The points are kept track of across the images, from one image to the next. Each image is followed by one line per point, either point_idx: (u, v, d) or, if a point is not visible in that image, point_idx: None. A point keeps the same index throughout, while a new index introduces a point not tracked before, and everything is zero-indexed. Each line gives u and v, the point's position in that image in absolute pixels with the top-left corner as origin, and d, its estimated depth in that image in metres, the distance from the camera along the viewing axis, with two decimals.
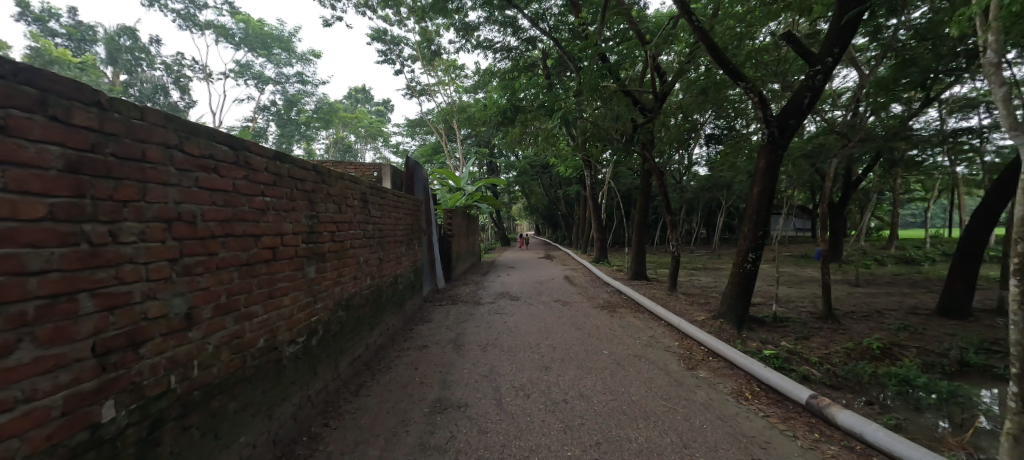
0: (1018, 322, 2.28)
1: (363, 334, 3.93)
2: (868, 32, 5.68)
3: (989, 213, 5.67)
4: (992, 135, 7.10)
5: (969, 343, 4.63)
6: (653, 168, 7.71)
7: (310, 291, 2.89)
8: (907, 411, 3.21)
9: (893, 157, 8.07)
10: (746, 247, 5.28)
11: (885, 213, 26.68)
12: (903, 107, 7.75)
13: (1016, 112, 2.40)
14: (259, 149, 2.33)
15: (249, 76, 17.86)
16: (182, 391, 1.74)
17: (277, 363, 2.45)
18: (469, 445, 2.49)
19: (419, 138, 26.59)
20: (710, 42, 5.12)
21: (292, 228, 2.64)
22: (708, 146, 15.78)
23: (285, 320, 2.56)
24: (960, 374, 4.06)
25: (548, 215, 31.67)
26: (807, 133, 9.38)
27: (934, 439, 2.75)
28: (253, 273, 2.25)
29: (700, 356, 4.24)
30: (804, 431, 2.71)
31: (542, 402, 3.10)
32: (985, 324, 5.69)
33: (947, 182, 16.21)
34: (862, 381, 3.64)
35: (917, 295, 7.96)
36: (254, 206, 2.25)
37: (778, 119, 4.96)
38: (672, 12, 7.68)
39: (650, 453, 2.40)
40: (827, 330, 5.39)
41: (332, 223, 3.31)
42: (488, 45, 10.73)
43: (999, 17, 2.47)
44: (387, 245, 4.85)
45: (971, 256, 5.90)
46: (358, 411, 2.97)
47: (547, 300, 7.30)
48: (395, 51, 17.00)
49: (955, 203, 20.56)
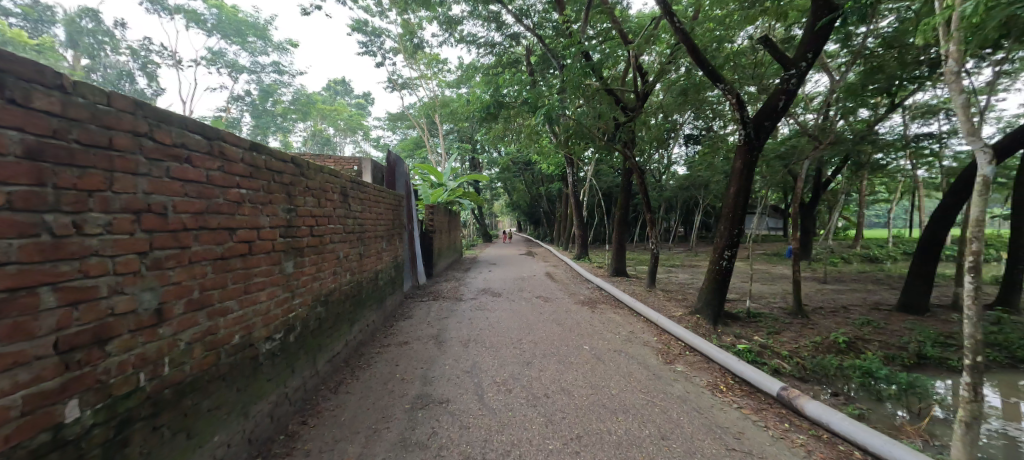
0: (971, 317, 2.44)
1: (342, 330, 3.86)
2: (839, 39, 5.91)
3: (947, 214, 5.98)
4: (950, 140, 7.53)
5: (927, 337, 4.91)
6: (634, 167, 7.83)
7: (287, 287, 2.81)
8: (869, 401, 3.40)
9: (861, 160, 8.42)
10: (722, 245, 5.44)
11: (852, 213, 27.77)
12: (871, 112, 8.08)
13: (974, 119, 2.54)
14: (234, 138, 2.24)
15: (221, 64, 17.13)
16: (152, 390, 1.67)
17: (254, 360, 2.39)
18: (451, 441, 2.48)
19: (401, 132, 26.18)
20: (691, 44, 5.20)
21: (268, 222, 2.57)
22: (687, 146, 16.13)
23: (262, 316, 2.48)
24: (918, 366, 4.30)
25: (531, 213, 31.78)
26: (780, 136, 9.70)
27: (893, 427, 2.91)
28: (228, 268, 2.18)
29: (677, 350, 4.35)
30: (775, 421, 2.81)
31: (523, 397, 3.12)
32: (941, 319, 6.03)
33: (908, 185, 16.96)
34: (828, 373, 3.81)
35: (881, 292, 8.36)
36: (229, 199, 2.17)
37: (754, 120, 5.10)
38: (654, 12, 7.80)
39: (629, 444, 2.46)
40: (797, 325, 5.62)
41: (311, 217, 3.24)
42: (472, 39, 10.63)
43: (960, 28, 2.62)
44: (366, 240, 4.76)
45: (929, 256, 6.22)
46: (337, 408, 2.92)
47: (529, 296, 7.35)
48: (376, 43, 16.69)
49: (916, 206, 21.54)
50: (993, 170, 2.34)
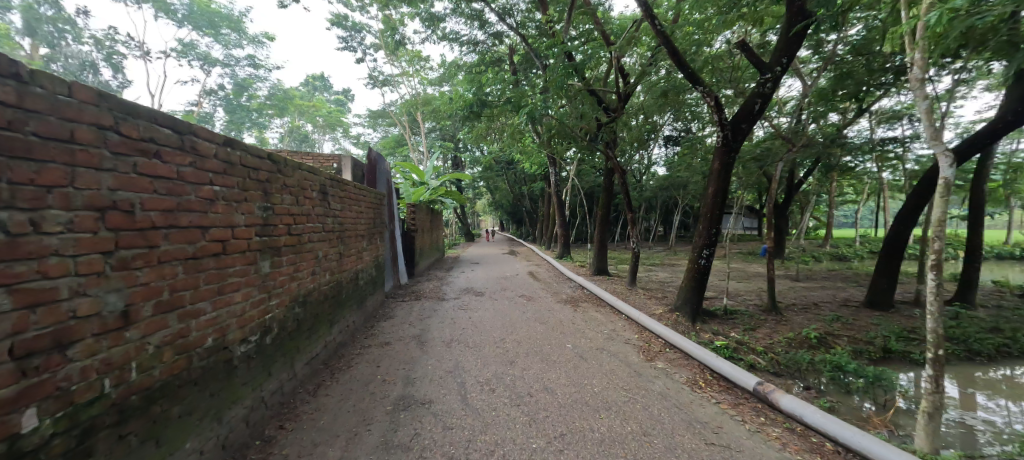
0: (934, 312, 2.56)
1: (321, 332, 3.77)
2: (811, 45, 6.13)
3: (910, 214, 6.28)
4: (913, 144, 7.91)
5: (891, 332, 5.14)
6: (615, 167, 7.92)
7: (263, 287, 2.72)
8: (839, 394, 3.54)
9: (830, 162, 8.76)
10: (701, 244, 5.56)
11: (822, 213, 28.90)
12: (840, 116, 8.40)
13: (936, 125, 2.67)
14: (207, 133, 2.16)
15: (192, 56, 16.47)
16: (118, 397, 1.60)
17: (227, 363, 2.30)
18: (434, 442, 2.46)
19: (381, 130, 25.74)
20: (672, 47, 5.29)
21: (244, 221, 2.48)
22: (666, 147, 16.46)
23: (236, 318, 2.40)
24: (884, 360, 4.51)
25: (513, 212, 31.82)
26: (755, 139, 9.99)
27: (862, 419, 3.04)
28: (201, 268, 2.10)
29: (657, 347, 4.43)
30: (751, 415, 2.90)
31: (506, 396, 3.11)
32: (904, 315, 6.34)
33: (874, 187, 17.76)
34: (801, 368, 3.95)
35: (849, 289, 8.72)
36: (202, 196, 2.09)
37: (731, 123, 5.23)
38: (635, 15, 7.92)
39: (612, 441, 2.49)
40: (771, 322, 5.81)
41: (289, 216, 3.16)
42: (455, 37, 10.55)
43: (924, 37, 2.74)
44: (346, 240, 4.66)
45: (893, 255, 6.51)
46: (316, 412, 2.84)
47: (512, 295, 7.35)
48: (357, 38, 16.38)
49: (881, 206, 22.59)
50: (954, 173, 2.46)
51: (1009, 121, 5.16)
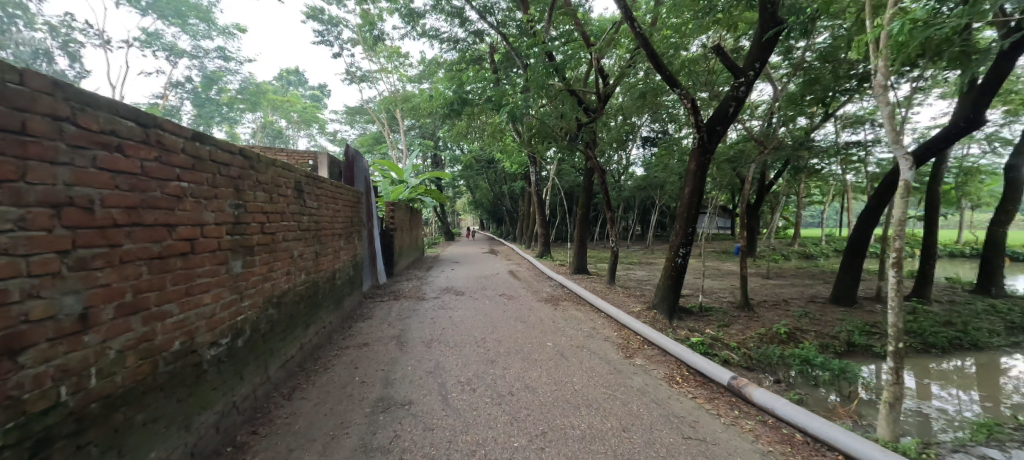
0: (895, 308, 2.70)
1: (296, 333, 3.67)
2: (781, 52, 6.38)
3: (872, 214, 6.61)
4: (874, 148, 8.33)
5: (855, 327, 5.41)
6: (595, 167, 8.01)
7: (235, 288, 2.62)
8: (807, 387, 3.71)
9: (799, 165, 9.13)
10: (678, 243, 5.68)
11: (791, 214, 30.11)
12: (809, 120, 8.75)
13: (898, 129, 2.81)
14: (173, 127, 2.07)
15: (157, 47, 15.70)
16: (76, 405, 1.51)
17: (196, 368, 2.20)
18: (413, 444, 2.42)
19: (359, 127, 25.23)
20: (650, 49, 5.38)
21: (214, 218, 2.38)
22: (645, 148, 16.79)
23: (206, 320, 2.30)
24: (848, 354, 4.74)
25: (494, 212, 31.79)
26: (729, 140, 10.31)
27: (828, 410, 3.19)
28: (167, 268, 2.00)
29: (636, 344, 4.51)
30: (726, 409, 2.99)
31: (487, 395, 3.10)
32: (866, 310, 6.68)
33: (839, 188, 18.67)
34: (771, 362, 4.11)
35: (816, 286, 9.11)
36: (168, 192, 2.00)
37: (707, 125, 5.37)
38: (614, 17, 8.04)
39: (592, 437, 2.52)
40: (744, 318, 6.01)
41: (263, 214, 3.05)
42: (435, 34, 10.44)
43: (888, 45, 2.87)
44: (323, 238, 4.55)
45: (857, 253, 6.84)
46: (291, 416, 2.76)
47: (492, 294, 7.34)
48: (333, 32, 16.00)
49: (845, 207, 23.73)
50: (914, 175, 2.60)
51: (961, 127, 5.51)
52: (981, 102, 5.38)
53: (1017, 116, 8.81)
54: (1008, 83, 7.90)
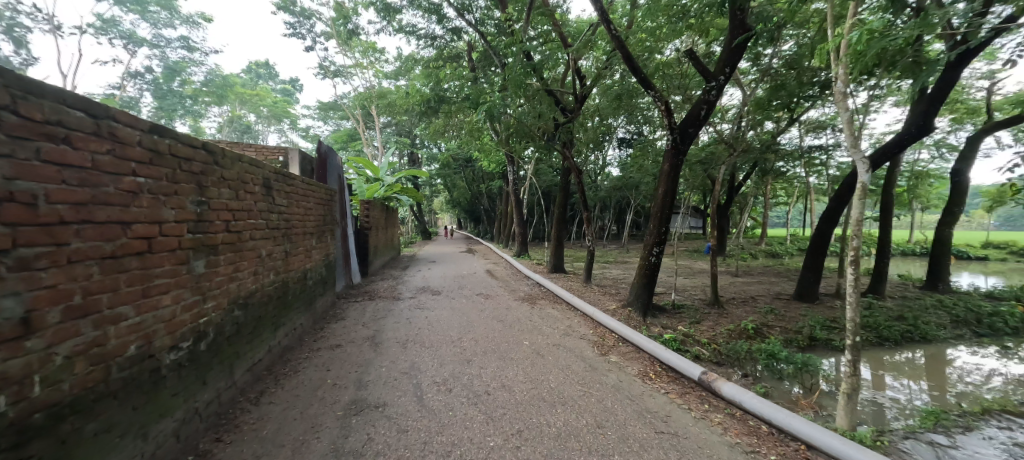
0: (853, 303, 2.84)
1: (264, 335, 3.53)
2: (750, 58, 6.63)
3: (832, 215, 6.95)
4: (834, 152, 8.77)
5: (817, 322, 5.68)
6: (573, 167, 8.09)
7: (197, 289, 2.50)
8: (772, 380, 3.87)
9: (766, 167, 9.50)
10: (652, 242, 5.80)
11: (759, 214, 31.36)
12: (775, 125, 9.11)
13: (856, 134, 2.95)
14: (129, 118, 1.95)
15: (114, 34, 14.80)
16: (17, 416, 1.40)
17: (154, 373, 2.09)
18: (387, 446, 2.38)
19: (333, 123, 24.59)
20: (626, 51, 5.46)
21: (174, 216, 2.26)
22: (621, 149, 17.10)
23: (165, 323, 2.18)
24: (810, 347, 4.98)
25: (472, 211, 31.67)
26: (701, 142, 10.62)
27: (792, 402, 3.33)
28: (122, 268, 1.89)
29: (611, 341, 4.59)
30: (696, 403, 3.07)
31: (464, 395, 3.08)
32: (826, 306, 7.03)
33: (802, 190, 19.60)
34: (740, 357, 4.26)
35: (781, 283, 9.52)
36: (123, 188, 1.88)
37: (680, 127, 5.51)
38: (592, 19, 8.15)
39: (568, 434, 2.54)
40: (714, 315, 6.21)
41: (228, 211, 2.92)
42: (412, 30, 10.29)
43: (848, 54, 3.02)
44: (293, 237, 4.39)
45: (819, 252, 7.17)
46: (258, 421, 2.65)
47: (470, 293, 7.30)
48: (306, 25, 15.53)
49: (807, 208, 24.93)
50: (871, 178, 2.75)
51: (913, 133, 5.86)
52: (931, 110, 5.74)
53: (962, 124, 9.46)
54: (955, 93, 8.46)
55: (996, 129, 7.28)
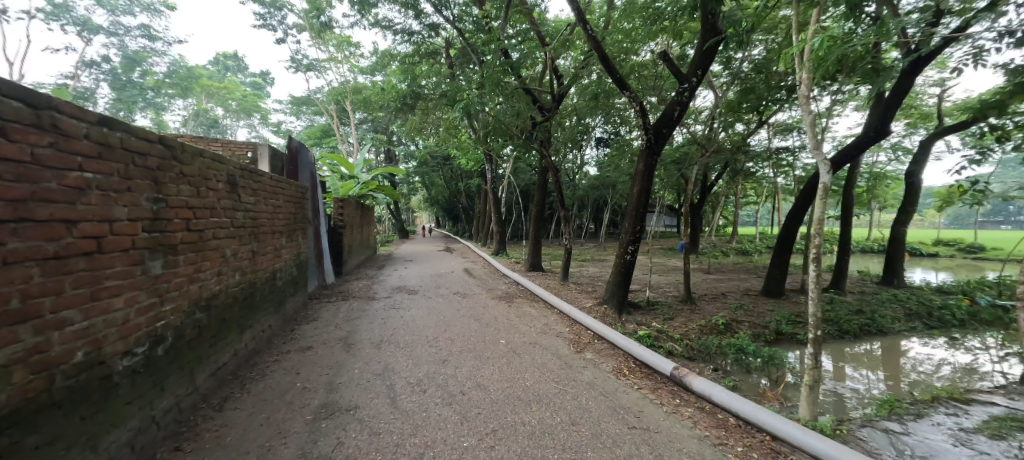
0: (816, 298, 2.95)
1: (229, 339, 3.38)
2: (722, 61, 6.82)
3: (797, 214, 7.24)
4: (800, 153, 9.14)
5: (783, 317, 5.90)
6: (550, 166, 8.12)
7: (154, 291, 2.37)
8: (741, 374, 4.00)
9: (737, 167, 9.80)
10: (627, 240, 5.89)
11: (730, 214, 32.41)
12: (745, 127, 9.42)
13: (818, 136, 3.08)
14: (77, 110, 1.83)
15: (66, 20, 13.87)
16: None
17: (106, 380, 1.96)
18: (359, 450, 2.32)
19: (306, 118, 23.88)
20: (602, 52, 5.50)
21: (127, 214, 2.13)
22: (598, 148, 17.31)
23: (117, 327, 2.06)
24: (776, 341, 5.17)
25: (450, 209, 31.43)
26: (675, 143, 10.87)
27: (759, 395, 3.45)
28: (69, 269, 1.77)
29: (586, 339, 4.63)
30: (668, 398, 3.14)
31: (438, 396, 3.04)
32: (792, 301, 7.32)
33: (771, 190, 20.39)
34: (711, 352, 4.38)
35: (750, 280, 9.87)
36: (69, 184, 1.77)
37: (654, 128, 5.60)
38: (569, 19, 8.21)
39: (543, 432, 2.54)
40: (686, 311, 6.36)
41: (188, 209, 2.78)
42: (388, 25, 10.09)
43: (810, 59, 3.14)
44: (261, 236, 4.23)
45: (785, 249, 7.45)
46: (222, 428, 2.54)
47: (447, 293, 7.23)
48: (276, 16, 14.98)
49: (775, 208, 25.97)
50: (831, 179, 2.88)
51: (871, 136, 6.16)
52: (888, 115, 6.06)
53: (916, 128, 10.05)
54: (910, 99, 8.95)
55: (945, 133, 7.74)
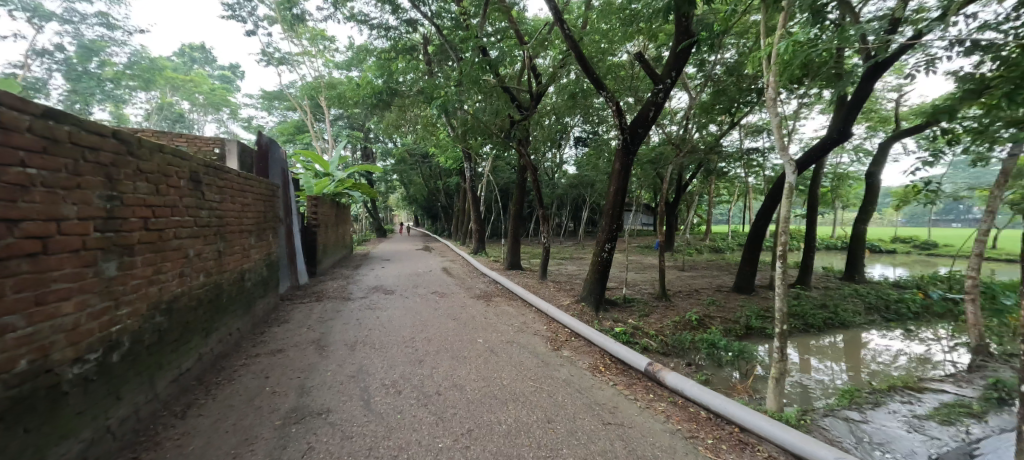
0: (781, 294, 3.06)
1: (193, 343, 3.23)
2: (695, 63, 6.98)
3: (766, 212, 7.50)
4: (769, 154, 9.47)
5: (752, 312, 6.11)
6: (529, 164, 8.13)
7: (108, 294, 2.24)
8: (712, 368, 4.11)
9: (710, 167, 10.08)
10: (604, 238, 5.96)
11: (704, 212, 33.32)
12: (718, 128, 9.69)
13: (784, 137, 3.19)
14: (19, 101, 1.71)
15: (14, 6, 12.95)
16: None
17: (54, 390, 1.84)
18: (330, 454, 2.26)
19: (279, 114, 23.12)
20: (579, 52, 5.53)
21: (77, 213, 2.00)
22: (577, 147, 17.46)
23: (67, 332, 1.93)
24: (746, 336, 5.35)
25: (429, 208, 31.10)
26: (651, 143, 11.08)
27: (729, 388, 3.56)
28: (7, 271, 1.66)
29: (564, 336, 4.66)
30: (642, 393, 3.20)
31: (414, 397, 3.00)
32: (761, 297, 7.58)
33: (742, 189, 21.07)
34: (684, 347, 4.48)
35: (722, 277, 10.17)
36: (10, 180, 1.66)
37: (630, 128, 5.68)
38: (547, 18, 8.23)
39: (519, 431, 2.54)
40: (661, 307, 6.50)
41: (146, 207, 2.64)
42: (364, 19, 9.87)
43: (775, 64, 3.24)
44: (228, 235, 4.06)
45: (755, 247, 7.71)
46: (184, 436, 2.43)
47: (424, 292, 7.15)
48: (246, 7, 14.41)
49: (746, 207, 26.87)
50: (795, 179, 3.00)
51: (834, 138, 6.43)
52: (849, 118, 6.33)
53: (876, 131, 10.57)
54: (870, 103, 9.41)
55: (902, 136, 8.17)
